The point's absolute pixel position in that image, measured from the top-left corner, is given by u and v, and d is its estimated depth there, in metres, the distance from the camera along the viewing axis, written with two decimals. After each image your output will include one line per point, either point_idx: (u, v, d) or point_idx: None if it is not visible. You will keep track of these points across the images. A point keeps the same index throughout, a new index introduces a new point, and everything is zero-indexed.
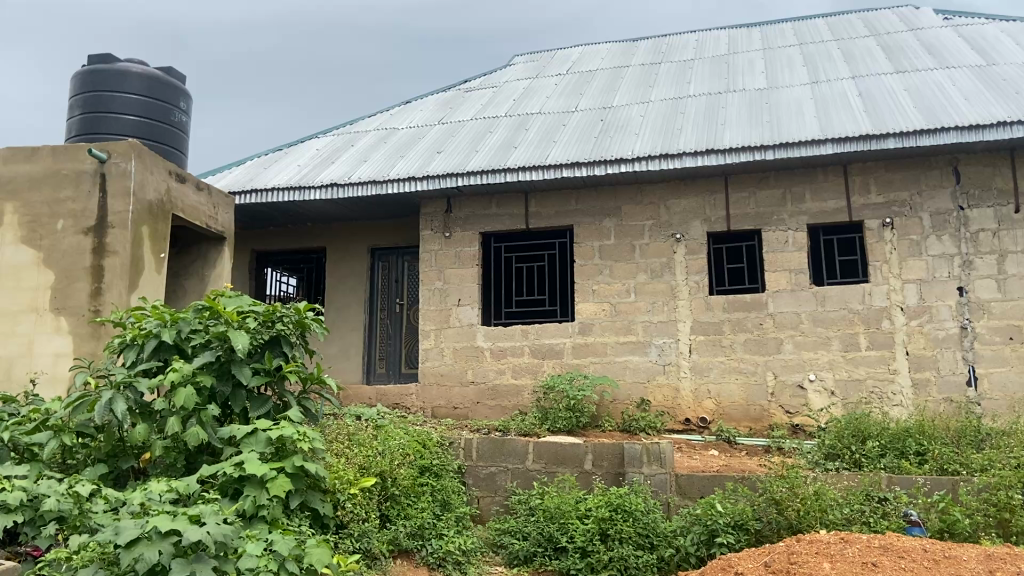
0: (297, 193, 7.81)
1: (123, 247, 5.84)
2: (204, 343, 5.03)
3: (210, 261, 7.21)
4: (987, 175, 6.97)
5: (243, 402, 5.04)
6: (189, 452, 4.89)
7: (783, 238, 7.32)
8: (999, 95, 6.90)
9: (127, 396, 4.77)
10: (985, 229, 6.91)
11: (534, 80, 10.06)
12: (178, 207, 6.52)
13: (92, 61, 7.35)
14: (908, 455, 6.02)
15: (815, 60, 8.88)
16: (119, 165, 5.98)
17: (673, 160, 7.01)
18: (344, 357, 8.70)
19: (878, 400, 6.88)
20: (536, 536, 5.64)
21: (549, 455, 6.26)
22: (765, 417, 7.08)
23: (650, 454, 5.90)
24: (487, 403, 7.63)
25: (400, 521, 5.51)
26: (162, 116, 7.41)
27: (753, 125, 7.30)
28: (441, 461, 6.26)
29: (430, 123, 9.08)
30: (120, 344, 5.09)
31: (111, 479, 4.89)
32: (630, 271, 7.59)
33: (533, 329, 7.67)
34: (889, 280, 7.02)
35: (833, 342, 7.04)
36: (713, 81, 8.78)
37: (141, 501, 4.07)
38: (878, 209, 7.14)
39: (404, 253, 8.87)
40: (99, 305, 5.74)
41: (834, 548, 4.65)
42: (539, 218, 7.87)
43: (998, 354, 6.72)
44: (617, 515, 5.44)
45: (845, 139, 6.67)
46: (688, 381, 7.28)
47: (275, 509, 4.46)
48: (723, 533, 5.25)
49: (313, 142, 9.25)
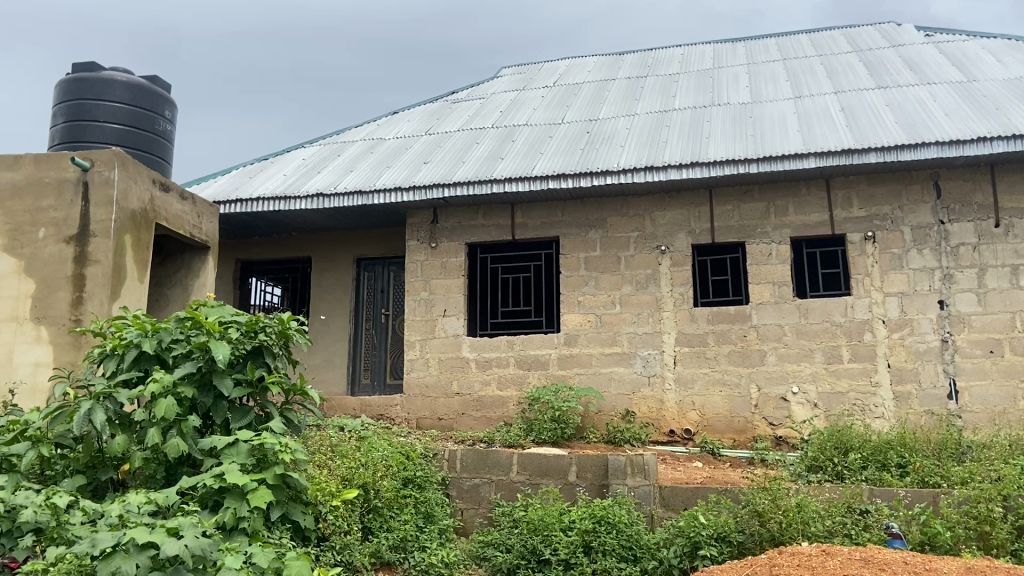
0: (284, 203, 7.81)
1: (105, 256, 5.83)
2: (185, 353, 4.90)
3: (194, 270, 7.20)
4: (968, 189, 6.99)
5: (225, 413, 4.91)
6: (169, 463, 4.77)
7: (766, 251, 7.33)
8: (978, 111, 6.93)
9: (107, 407, 4.63)
10: (965, 243, 6.94)
11: (521, 92, 10.07)
12: (162, 216, 6.51)
13: (76, 69, 7.37)
14: (890, 467, 5.99)
15: (798, 74, 8.90)
16: (102, 173, 5.96)
17: (658, 172, 7.01)
18: (329, 367, 8.69)
19: (861, 413, 6.88)
20: (520, 549, 5.41)
21: (533, 466, 6.15)
22: (749, 429, 7.06)
23: (634, 466, 5.77)
24: (473, 414, 7.61)
25: (383, 534, 5.38)
26: (146, 125, 7.41)
27: (737, 138, 7.32)
28: (425, 472, 6.15)
29: (417, 134, 9.10)
30: (101, 354, 4.94)
31: (89, 491, 4.74)
32: (615, 282, 7.59)
33: (518, 340, 7.65)
34: (871, 293, 7.03)
35: (816, 354, 7.04)
36: (698, 95, 8.79)
37: (120, 513, 4.02)
38: (860, 223, 7.16)
39: (390, 264, 8.87)
40: (79, 314, 5.72)
41: (816, 561, 4.53)
42: (525, 230, 7.88)
43: (978, 367, 6.73)
44: (601, 527, 5.32)
45: (827, 153, 6.69)
46: (673, 393, 7.26)
47: (256, 521, 4.41)
48: (706, 546, 5.09)
49: (301, 151, 9.25)
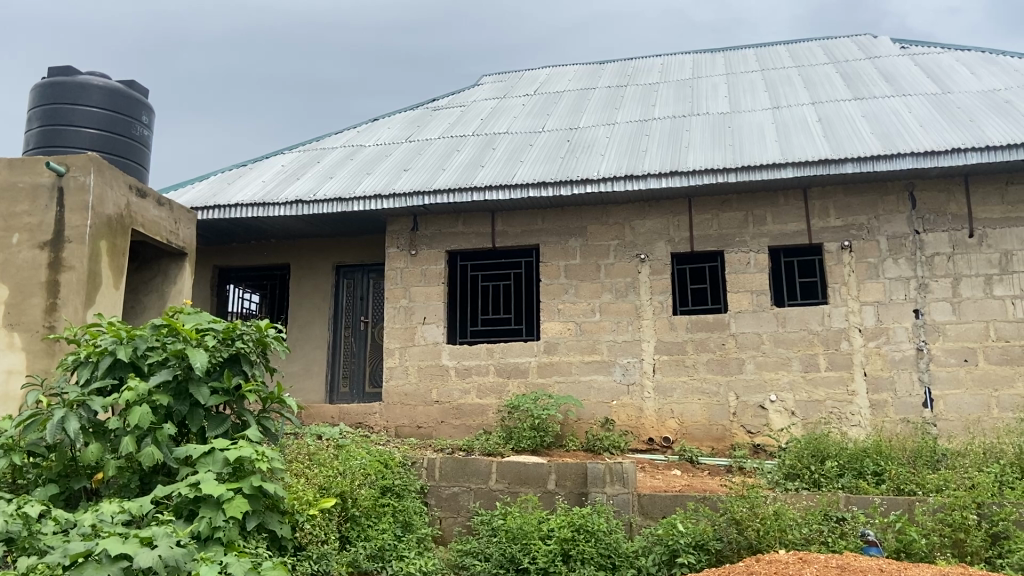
0: (262, 210, 7.77)
1: (80, 261, 5.76)
2: (161, 361, 4.84)
3: (169, 277, 7.13)
4: (942, 200, 7.08)
5: (201, 421, 4.86)
6: (144, 472, 4.73)
7: (745, 260, 7.38)
8: (952, 122, 7.02)
9: (80, 415, 4.58)
10: (939, 253, 7.01)
11: (501, 100, 10.08)
12: (138, 222, 6.44)
13: (52, 73, 7.29)
14: (866, 475, 6.03)
15: (776, 85, 8.98)
16: (78, 178, 5.90)
17: (637, 181, 7.04)
18: (306, 374, 8.64)
19: (838, 421, 6.93)
20: (499, 557, 5.35)
21: (511, 475, 6.13)
22: (727, 437, 7.10)
23: (612, 474, 5.78)
24: (452, 423, 7.60)
25: (361, 543, 5.34)
26: (123, 130, 7.35)
27: (716, 147, 7.36)
28: (403, 481, 6.12)
29: (397, 141, 9.08)
30: (75, 361, 4.89)
31: (62, 500, 4.68)
32: (595, 290, 7.61)
33: (497, 348, 7.64)
34: (848, 302, 7.09)
35: (794, 363, 7.09)
36: (677, 105, 8.84)
37: (92, 523, 4.00)
38: (837, 232, 7.23)
39: (370, 271, 8.83)
40: (53, 320, 5.64)
41: (792, 568, 4.55)
42: (505, 237, 7.88)
43: (953, 375, 6.80)
44: (580, 535, 5.26)
45: (804, 163, 6.74)
46: (652, 401, 7.28)
47: (232, 531, 4.36)
48: (684, 553, 5.12)
49: (279, 158, 9.19)
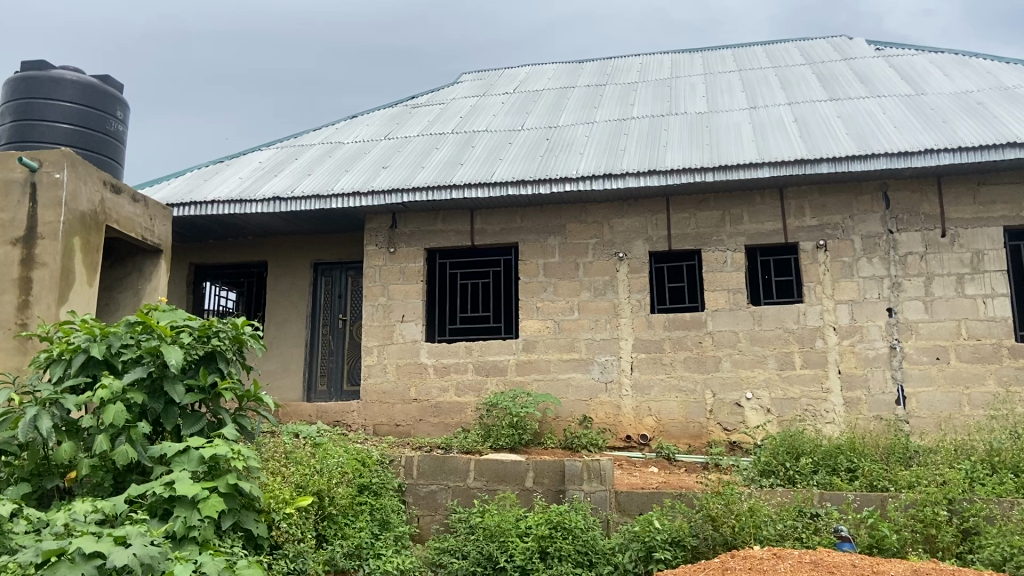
0: (239, 206, 7.71)
1: (53, 259, 5.70)
2: (135, 358, 4.79)
3: (145, 274, 7.06)
4: (916, 200, 7.16)
5: (176, 419, 4.81)
6: (118, 471, 4.68)
7: (721, 258, 7.43)
8: (926, 124, 7.10)
9: (53, 413, 4.53)
10: (912, 252, 7.10)
11: (481, 98, 10.09)
12: (112, 218, 6.37)
13: (25, 67, 7.20)
14: (840, 472, 6.10)
15: (753, 85, 9.06)
16: (51, 174, 5.83)
17: (616, 179, 7.07)
18: (283, 373, 8.60)
19: (812, 418, 7.00)
20: (476, 555, 5.33)
21: (490, 472, 6.13)
22: (704, 434, 7.14)
23: (590, 471, 5.78)
24: (430, 420, 7.59)
25: (338, 541, 5.31)
26: (98, 126, 7.28)
27: (695, 146, 7.40)
28: (381, 479, 6.11)
29: (376, 138, 9.05)
30: (47, 359, 4.82)
31: (33, 499, 4.62)
32: (574, 288, 7.63)
33: (476, 346, 7.65)
34: (823, 300, 7.17)
35: (769, 360, 7.15)
36: (656, 104, 8.90)
37: (65, 522, 3.97)
38: (812, 232, 7.30)
39: (348, 269, 8.81)
40: (25, 318, 5.57)
41: (766, 565, 4.57)
42: (484, 235, 7.88)
43: (925, 373, 6.88)
44: (557, 532, 5.28)
45: (780, 163, 6.80)
46: (630, 399, 7.32)
47: (207, 530, 4.32)
48: (660, 550, 5.14)
49: (256, 154, 9.14)
